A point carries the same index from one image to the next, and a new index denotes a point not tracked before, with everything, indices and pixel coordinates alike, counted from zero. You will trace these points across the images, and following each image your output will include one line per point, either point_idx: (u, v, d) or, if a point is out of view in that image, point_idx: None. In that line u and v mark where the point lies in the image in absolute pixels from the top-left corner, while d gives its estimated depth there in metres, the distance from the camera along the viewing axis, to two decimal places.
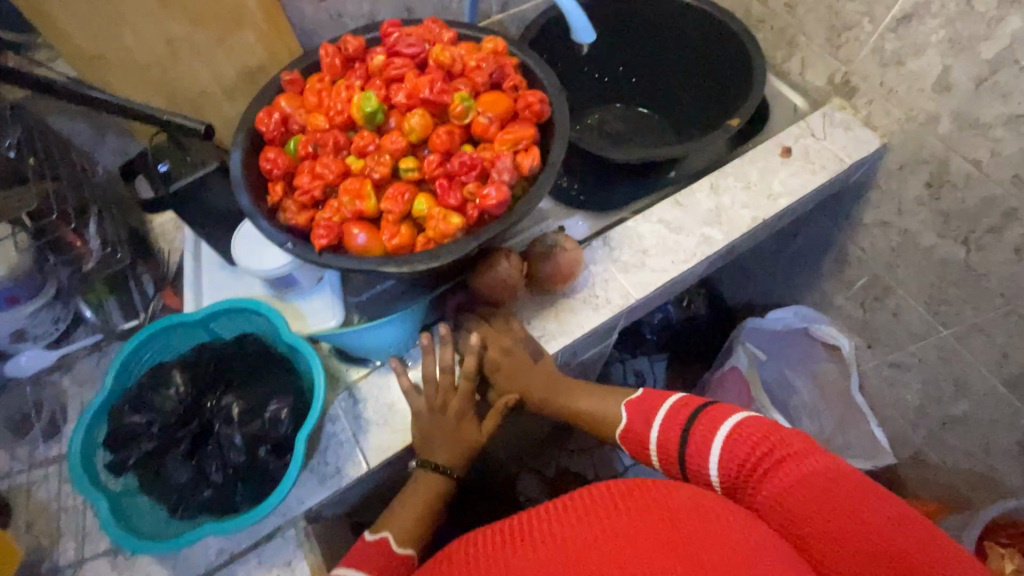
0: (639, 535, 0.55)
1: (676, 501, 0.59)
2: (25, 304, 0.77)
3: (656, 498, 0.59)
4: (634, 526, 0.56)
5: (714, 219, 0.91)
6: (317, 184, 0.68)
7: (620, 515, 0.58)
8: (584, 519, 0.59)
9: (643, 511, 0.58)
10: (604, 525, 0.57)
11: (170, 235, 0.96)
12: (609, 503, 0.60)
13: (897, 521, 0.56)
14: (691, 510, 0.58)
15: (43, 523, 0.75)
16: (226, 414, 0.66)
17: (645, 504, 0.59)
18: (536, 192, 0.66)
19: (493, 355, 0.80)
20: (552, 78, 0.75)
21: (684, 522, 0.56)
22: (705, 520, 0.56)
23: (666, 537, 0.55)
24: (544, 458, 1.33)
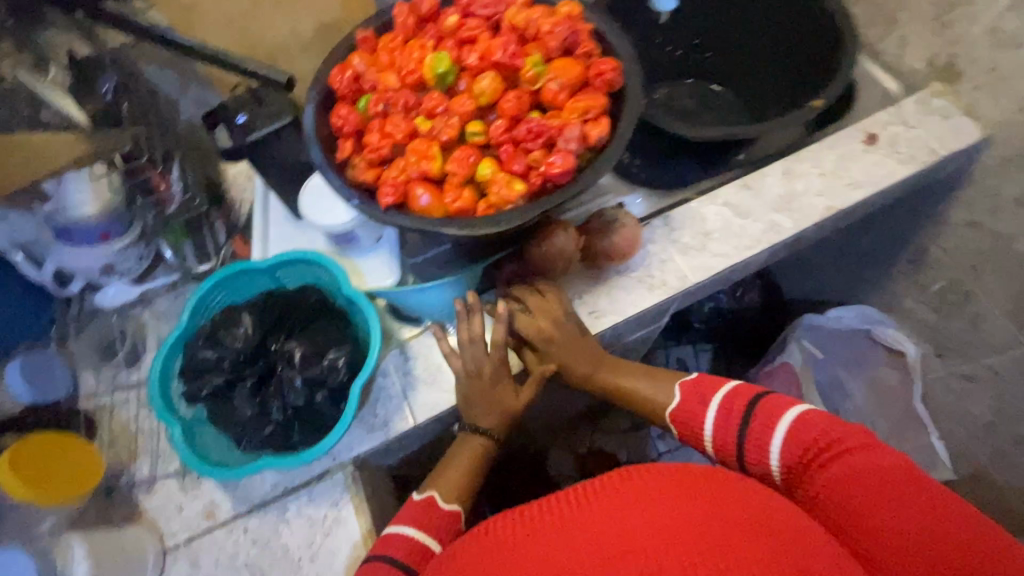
0: (683, 515, 0.55)
1: (719, 488, 0.59)
2: (116, 241, 0.83)
3: (699, 483, 0.59)
4: (677, 507, 0.56)
5: (784, 205, 0.87)
6: (385, 143, 0.69)
7: (662, 495, 0.57)
8: (626, 496, 0.59)
9: (686, 494, 0.57)
10: (646, 503, 0.57)
11: (242, 185, 1.01)
12: (651, 483, 0.60)
13: (960, 525, 0.55)
14: (735, 498, 0.57)
15: (123, 440, 0.83)
16: (289, 357, 0.70)
17: (688, 488, 0.58)
18: (602, 165, 0.65)
19: (540, 325, 0.78)
20: (627, 46, 0.72)
21: (727, 509, 0.55)
22: (749, 509, 0.56)
23: (712, 520, 0.54)
24: (577, 437, 1.30)
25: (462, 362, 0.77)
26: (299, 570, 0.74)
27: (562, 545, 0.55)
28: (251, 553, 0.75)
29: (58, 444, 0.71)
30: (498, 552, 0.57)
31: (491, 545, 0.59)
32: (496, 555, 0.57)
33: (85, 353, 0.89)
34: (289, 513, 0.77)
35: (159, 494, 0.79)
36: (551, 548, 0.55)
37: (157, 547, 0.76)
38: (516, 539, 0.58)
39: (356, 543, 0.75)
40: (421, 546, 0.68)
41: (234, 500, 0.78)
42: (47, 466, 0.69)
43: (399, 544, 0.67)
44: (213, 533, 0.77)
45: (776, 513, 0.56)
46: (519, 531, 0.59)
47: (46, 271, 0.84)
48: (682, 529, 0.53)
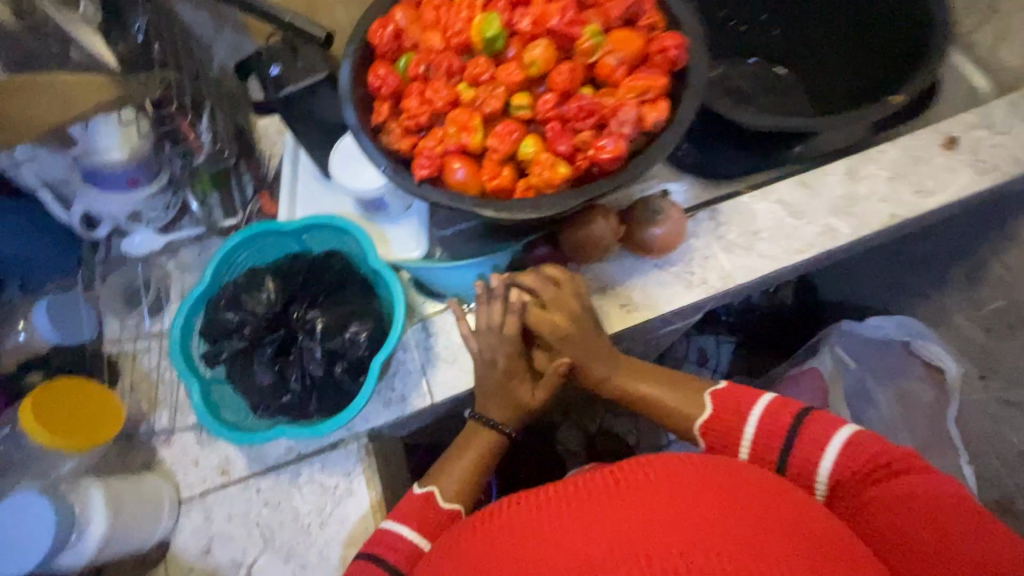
0: (707, 511, 0.51)
1: (740, 486, 0.55)
2: (144, 188, 0.81)
3: (719, 479, 0.55)
4: (700, 501, 0.52)
5: (843, 208, 0.80)
6: (424, 110, 0.64)
7: (682, 488, 0.54)
8: (645, 487, 0.55)
9: (708, 490, 0.53)
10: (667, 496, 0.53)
11: (272, 138, 0.97)
12: (669, 475, 0.56)
13: (1013, 562, 0.51)
14: (757, 497, 0.53)
15: (144, 388, 0.83)
16: (310, 327, 0.68)
17: (708, 483, 0.54)
18: (656, 153, 0.60)
19: (554, 318, 0.72)
20: (695, 19, 0.65)
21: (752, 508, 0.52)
22: (774, 510, 0.52)
23: (738, 518, 0.50)
24: (588, 416, 1.28)
25: (478, 345, 0.74)
26: (307, 535, 0.75)
27: (579, 533, 0.51)
28: (262, 513, 0.76)
29: (65, 391, 0.69)
30: (510, 535, 0.54)
31: (503, 529, 0.55)
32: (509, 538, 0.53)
33: (111, 298, 0.89)
34: (302, 478, 0.77)
35: (178, 445, 0.80)
36: (567, 535, 0.51)
37: (173, 497, 0.77)
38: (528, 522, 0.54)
39: (365, 514, 0.75)
40: (414, 549, 0.66)
41: (249, 460, 0.78)
42: (71, 417, 0.68)
43: (394, 547, 0.66)
44: (226, 489, 0.78)
45: (800, 517, 0.53)
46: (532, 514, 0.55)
47: (74, 214, 0.83)
48: (708, 526, 0.49)
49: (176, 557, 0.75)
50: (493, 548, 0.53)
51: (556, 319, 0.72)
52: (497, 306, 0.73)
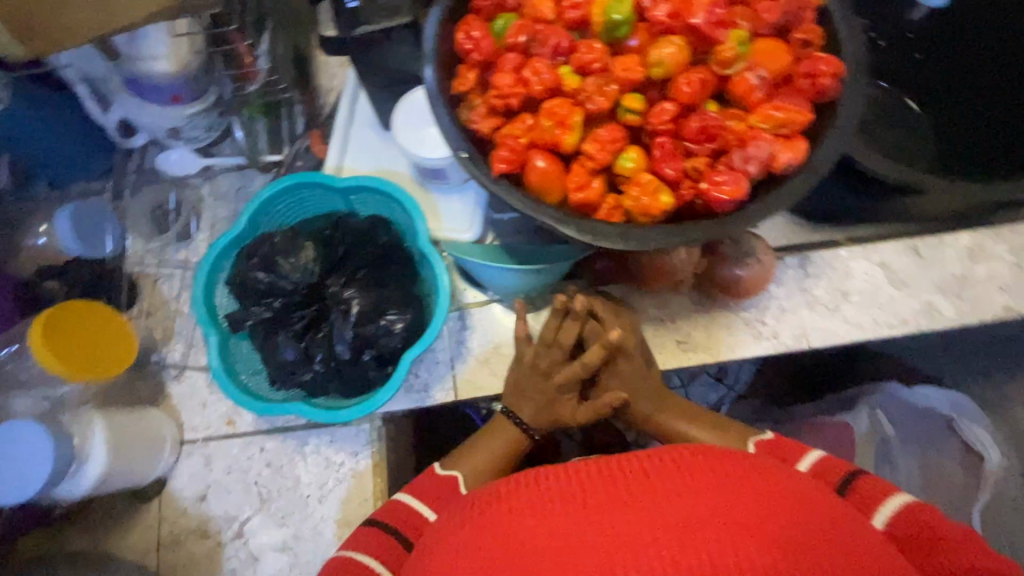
0: (777, 527, 0.38)
1: (801, 492, 0.43)
2: (187, 106, 0.74)
3: (783, 484, 0.43)
4: (769, 511, 0.39)
5: (952, 287, 0.71)
6: (517, 92, 0.55)
7: (743, 487, 0.41)
8: (696, 481, 0.42)
9: (775, 497, 0.41)
10: (723, 497, 0.40)
11: (332, 71, 0.88)
12: (723, 469, 0.43)
13: None
14: (830, 513, 0.41)
15: (162, 316, 0.80)
16: (345, 308, 0.62)
17: (774, 488, 0.42)
18: (779, 202, 0.50)
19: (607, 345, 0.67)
20: (861, 44, 0.53)
21: (830, 528, 0.40)
22: (854, 534, 0.40)
23: (819, 544, 0.38)
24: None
25: (532, 354, 0.65)
26: (305, 506, 0.72)
27: (610, 531, 0.39)
28: (262, 474, 0.74)
29: (59, 326, 0.62)
30: (519, 518, 0.41)
31: (510, 505, 0.43)
32: (517, 523, 0.41)
33: (138, 213, 0.83)
34: (307, 448, 0.74)
35: (186, 384, 0.77)
36: (594, 535, 0.39)
37: (175, 437, 0.74)
38: (542, 505, 0.42)
39: (366, 499, 0.72)
40: (413, 514, 0.59)
41: (256, 417, 0.75)
42: (84, 351, 0.64)
43: (392, 512, 0.60)
44: (230, 440, 0.75)
45: (873, 539, 0.41)
46: (544, 497, 0.43)
47: (111, 116, 0.76)
48: (784, 548, 0.37)
49: (171, 498, 0.74)
50: (493, 533, 0.41)
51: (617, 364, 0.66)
52: (570, 323, 0.65)
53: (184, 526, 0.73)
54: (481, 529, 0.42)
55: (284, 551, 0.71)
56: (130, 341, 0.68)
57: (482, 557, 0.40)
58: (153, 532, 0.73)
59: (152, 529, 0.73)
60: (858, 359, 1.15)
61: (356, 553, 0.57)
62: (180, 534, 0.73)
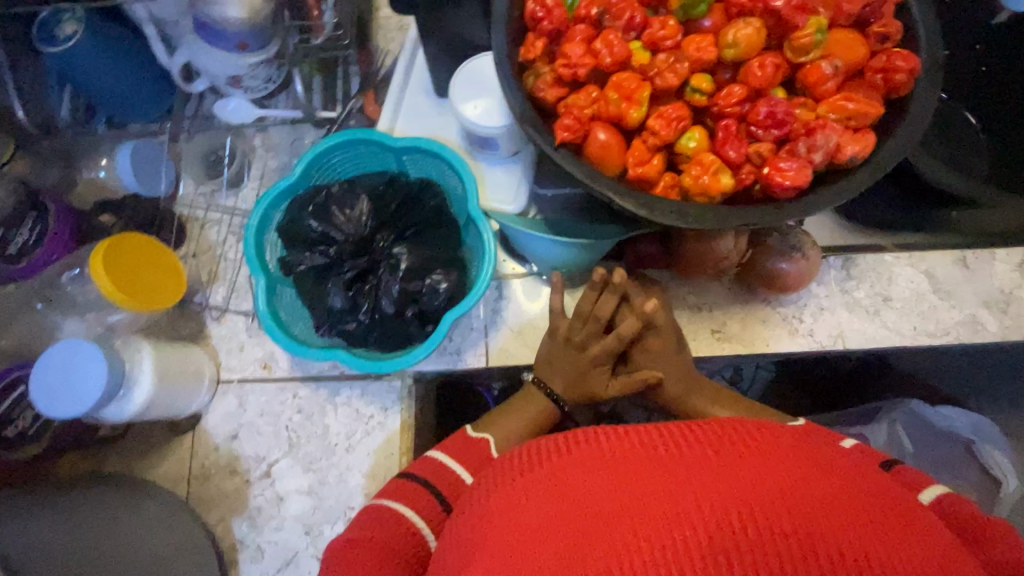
0: (839, 497, 0.37)
1: (833, 462, 0.42)
2: (251, 55, 0.75)
3: (838, 463, 0.42)
4: (830, 482, 0.39)
5: (998, 302, 0.70)
6: (585, 62, 0.55)
7: (801, 461, 0.41)
8: (752, 452, 0.41)
9: (832, 473, 0.40)
10: (782, 468, 0.40)
11: (390, 34, 0.88)
12: (777, 444, 0.43)
13: None
14: (890, 492, 0.41)
15: (207, 260, 0.82)
16: (393, 263, 0.63)
17: (831, 465, 0.41)
18: (842, 192, 0.50)
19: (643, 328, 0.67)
20: (939, 43, 0.53)
21: (894, 503, 0.39)
22: (917, 512, 0.39)
23: (886, 514, 0.37)
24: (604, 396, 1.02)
25: (567, 327, 0.66)
26: (332, 455, 0.74)
27: (669, 491, 0.38)
28: (293, 419, 0.76)
29: (114, 264, 0.64)
30: (574, 480, 0.41)
31: (564, 468, 0.43)
32: (572, 485, 0.41)
33: (191, 158, 0.85)
34: (339, 398, 0.76)
35: (226, 327, 0.79)
36: (654, 495, 0.38)
37: (212, 375, 0.77)
38: (597, 469, 0.42)
39: (392, 454, 0.74)
40: (446, 471, 0.61)
41: (292, 364, 0.77)
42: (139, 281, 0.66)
43: (425, 465, 0.61)
44: (264, 384, 0.77)
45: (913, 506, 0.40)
46: (597, 462, 0.43)
47: (176, 60, 0.77)
48: (849, 513, 0.36)
49: (204, 433, 0.76)
50: (547, 493, 0.41)
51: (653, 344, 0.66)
52: (606, 296, 0.65)
53: (214, 462, 0.75)
54: (535, 491, 0.42)
55: (308, 494, 0.73)
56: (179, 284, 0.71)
57: (538, 516, 0.40)
58: (186, 465, 0.75)
59: (184, 461, 0.75)
60: (882, 375, 1.13)
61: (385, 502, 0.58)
62: (211, 469, 0.75)
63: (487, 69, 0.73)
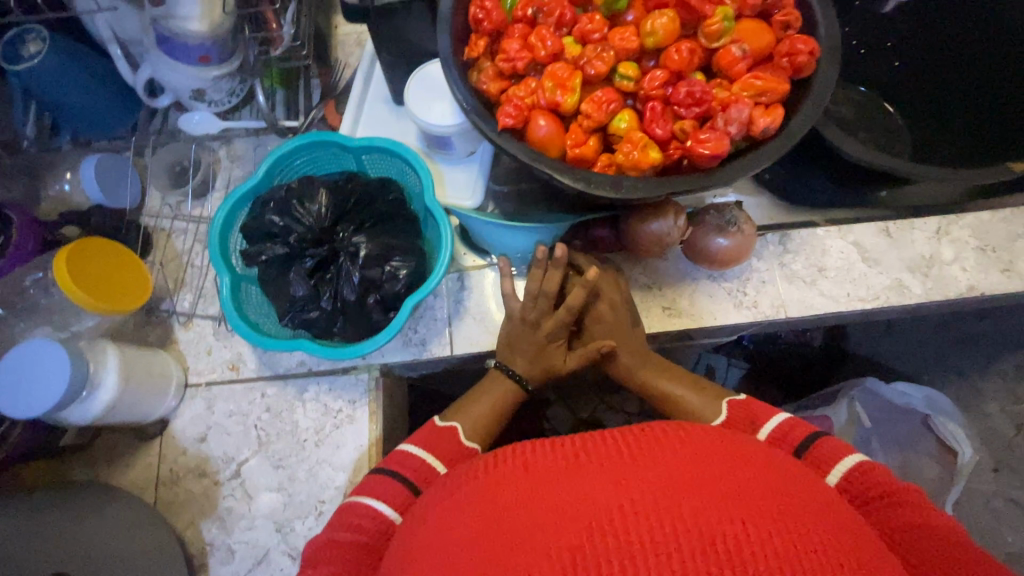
0: (743, 491, 0.40)
1: (751, 457, 0.45)
2: (213, 68, 0.79)
3: (753, 456, 0.45)
4: (737, 479, 0.42)
5: (920, 266, 0.76)
6: (523, 56, 0.60)
7: (714, 459, 0.44)
8: (672, 457, 0.44)
9: (745, 465, 0.44)
10: (694, 470, 0.43)
11: (349, 49, 0.93)
12: (703, 445, 0.46)
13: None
14: (799, 481, 0.44)
15: (174, 268, 0.83)
16: (353, 251, 0.66)
17: (747, 460, 0.44)
18: (759, 159, 0.55)
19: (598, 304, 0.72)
20: (834, 26, 0.59)
21: (797, 493, 0.42)
22: (818, 498, 0.43)
23: (786, 506, 0.40)
24: (580, 398, 1.05)
25: (520, 308, 0.69)
26: (301, 450, 0.75)
27: (589, 500, 0.41)
28: (262, 418, 0.76)
29: (77, 270, 0.65)
30: (507, 491, 0.43)
31: (503, 478, 0.45)
32: (505, 498, 0.43)
33: (157, 171, 0.87)
34: (307, 394, 0.77)
35: (193, 332, 0.80)
36: (576, 504, 0.41)
37: (180, 378, 0.77)
38: (529, 480, 0.44)
39: (361, 446, 0.75)
40: (421, 464, 0.60)
41: (260, 363, 0.78)
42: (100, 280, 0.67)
43: (396, 459, 0.61)
44: (232, 385, 0.78)
45: (819, 492, 0.44)
46: (531, 474, 0.45)
47: (140, 76, 0.80)
48: (753, 508, 0.39)
49: (172, 438, 0.76)
50: (482, 506, 0.43)
51: (601, 312, 0.72)
52: (552, 273, 0.68)
53: (183, 466, 0.75)
54: (472, 504, 0.44)
55: (278, 491, 0.74)
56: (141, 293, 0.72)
57: (473, 528, 0.42)
58: (154, 471, 0.75)
59: (152, 467, 0.75)
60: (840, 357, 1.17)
61: (372, 500, 0.57)
62: (179, 473, 0.75)
63: (436, 73, 0.77)
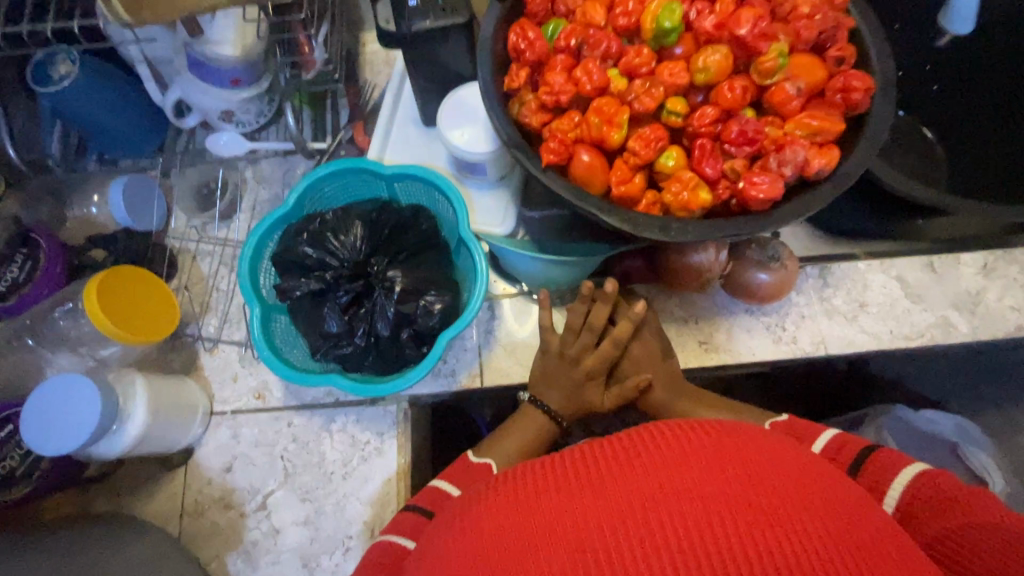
0: (738, 486, 0.37)
1: (813, 479, 0.39)
2: (243, 90, 0.78)
3: (783, 462, 0.40)
4: (755, 493, 0.37)
5: (966, 303, 0.74)
6: (567, 90, 0.58)
7: (714, 452, 0.40)
8: (660, 452, 0.40)
9: (806, 493, 0.38)
10: (685, 466, 0.39)
11: (378, 68, 0.91)
12: (759, 462, 0.39)
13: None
14: (862, 510, 0.39)
15: (199, 292, 0.82)
16: (388, 286, 0.65)
17: (809, 487, 0.38)
18: (813, 203, 0.54)
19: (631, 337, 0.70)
20: (890, 64, 0.57)
21: (796, 476, 0.39)
22: (886, 533, 0.37)
23: (783, 497, 0.37)
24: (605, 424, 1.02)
25: (559, 342, 0.68)
26: (328, 483, 0.74)
27: (578, 516, 0.38)
28: (288, 449, 0.75)
29: (114, 313, 0.64)
30: (499, 512, 0.40)
31: (524, 491, 0.41)
32: (492, 518, 0.40)
33: (182, 192, 0.86)
34: (335, 425, 0.76)
35: (219, 358, 0.79)
36: (565, 522, 0.38)
37: (205, 408, 0.76)
38: (516, 495, 0.41)
39: (389, 479, 0.73)
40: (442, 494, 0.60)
41: (287, 393, 0.77)
42: (123, 308, 0.66)
43: (427, 496, 0.59)
44: (258, 415, 0.77)
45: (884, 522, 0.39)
46: (518, 488, 0.41)
47: (168, 98, 0.79)
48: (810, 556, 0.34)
49: (198, 467, 0.75)
50: (471, 529, 0.40)
51: (634, 348, 0.71)
52: (598, 305, 0.68)
53: (208, 496, 0.74)
54: (462, 529, 0.41)
55: (304, 524, 0.72)
56: (149, 334, 0.67)
57: (462, 558, 0.39)
58: (178, 500, 0.74)
59: (176, 496, 0.74)
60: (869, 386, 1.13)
61: (396, 537, 0.56)
62: (204, 504, 0.74)
63: (471, 99, 0.75)
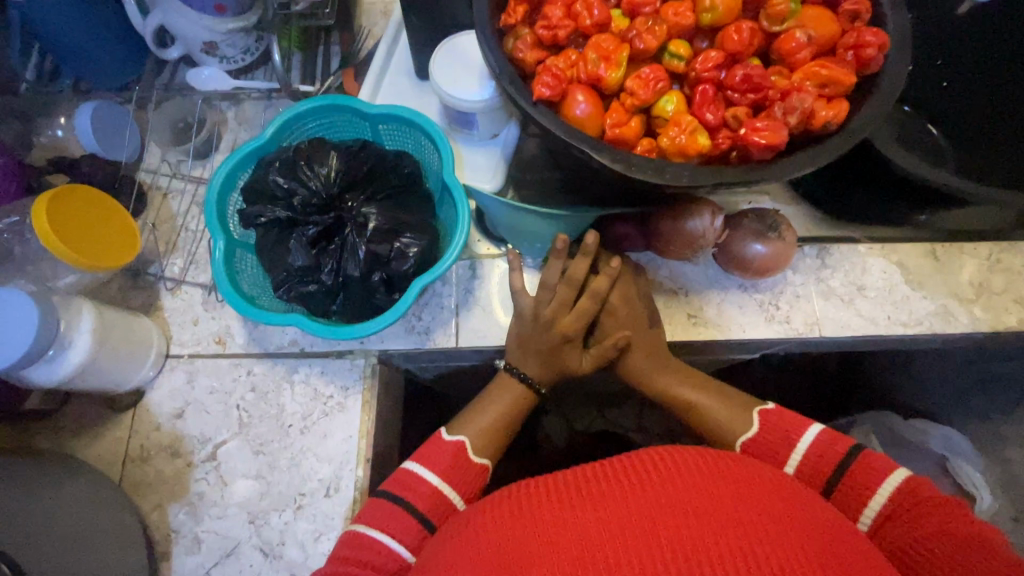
0: (705, 480, 0.41)
1: (762, 473, 0.43)
2: (228, 19, 0.75)
3: (735, 463, 0.44)
4: (720, 484, 0.41)
5: (967, 295, 0.71)
6: (565, 25, 0.55)
7: (680, 458, 0.43)
8: (650, 476, 0.42)
9: (759, 481, 0.42)
10: (658, 473, 0.42)
11: (374, 18, 0.88)
12: (719, 463, 0.43)
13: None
14: (808, 495, 0.43)
15: (166, 230, 0.77)
16: (361, 222, 0.62)
17: (759, 477, 0.43)
18: (819, 154, 0.50)
19: (614, 296, 0.67)
20: (908, 21, 0.54)
21: (769, 487, 0.41)
22: (829, 514, 0.41)
23: (768, 517, 0.39)
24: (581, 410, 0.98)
25: (533, 306, 0.63)
26: (285, 436, 0.69)
27: (576, 530, 0.39)
28: (246, 398, 0.70)
29: (57, 211, 0.60)
30: (496, 537, 0.40)
31: (515, 517, 0.42)
32: (493, 536, 0.41)
33: (158, 126, 0.82)
34: (297, 376, 0.71)
35: (180, 300, 0.74)
36: (563, 536, 0.39)
37: (160, 349, 0.71)
38: (512, 516, 0.42)
39: (351, 436, 0.69)
40: (411, 476, 0.56)
41: (249, 340, 0.72)
42: (71, 219, 0.61)
43: (393, 480, 0.57)
44: (217, 360, 0.72)
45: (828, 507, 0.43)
46: (506, 513, 0.42)
47: (149, 23, 0.75)
48: (769, 521, 0.38)
49: (146, 411, 0.70)
50: (471, 544, 0.41)
51: (617, 307, 0.67)
52: (577, 258, 0.64)
53: (154, 443, 0.69)
54: (463, 547, 0.41)
55: (256, 479, 0.68)
56: (81, 257, 0.60)
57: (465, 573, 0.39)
58: (123, 445, 0.69)
59: (120, 442, 0.69)
60: None
61: (370, 528, 0.54)
62: (150, 450, 0.69)
63: (465, 44, 0.71)
